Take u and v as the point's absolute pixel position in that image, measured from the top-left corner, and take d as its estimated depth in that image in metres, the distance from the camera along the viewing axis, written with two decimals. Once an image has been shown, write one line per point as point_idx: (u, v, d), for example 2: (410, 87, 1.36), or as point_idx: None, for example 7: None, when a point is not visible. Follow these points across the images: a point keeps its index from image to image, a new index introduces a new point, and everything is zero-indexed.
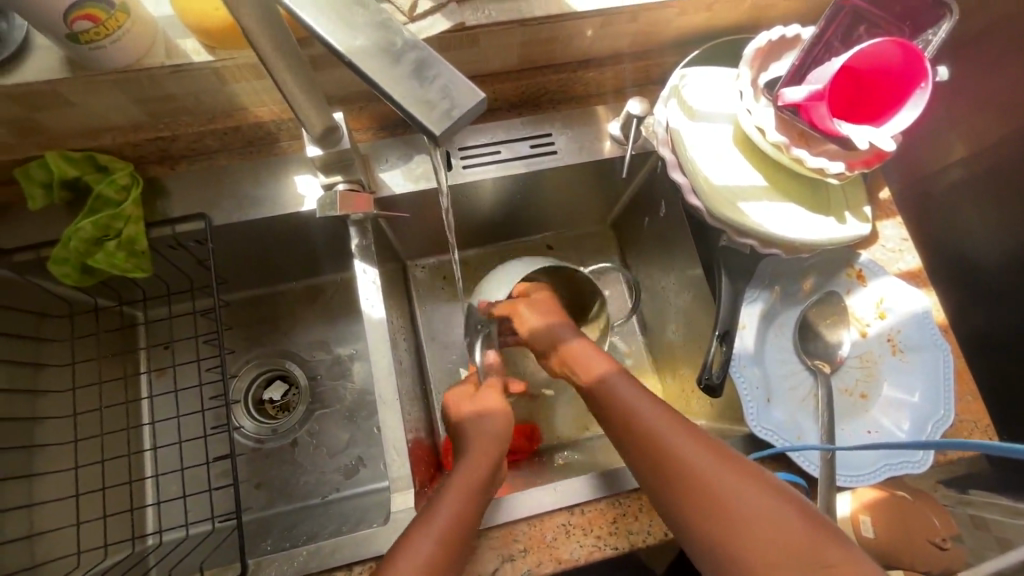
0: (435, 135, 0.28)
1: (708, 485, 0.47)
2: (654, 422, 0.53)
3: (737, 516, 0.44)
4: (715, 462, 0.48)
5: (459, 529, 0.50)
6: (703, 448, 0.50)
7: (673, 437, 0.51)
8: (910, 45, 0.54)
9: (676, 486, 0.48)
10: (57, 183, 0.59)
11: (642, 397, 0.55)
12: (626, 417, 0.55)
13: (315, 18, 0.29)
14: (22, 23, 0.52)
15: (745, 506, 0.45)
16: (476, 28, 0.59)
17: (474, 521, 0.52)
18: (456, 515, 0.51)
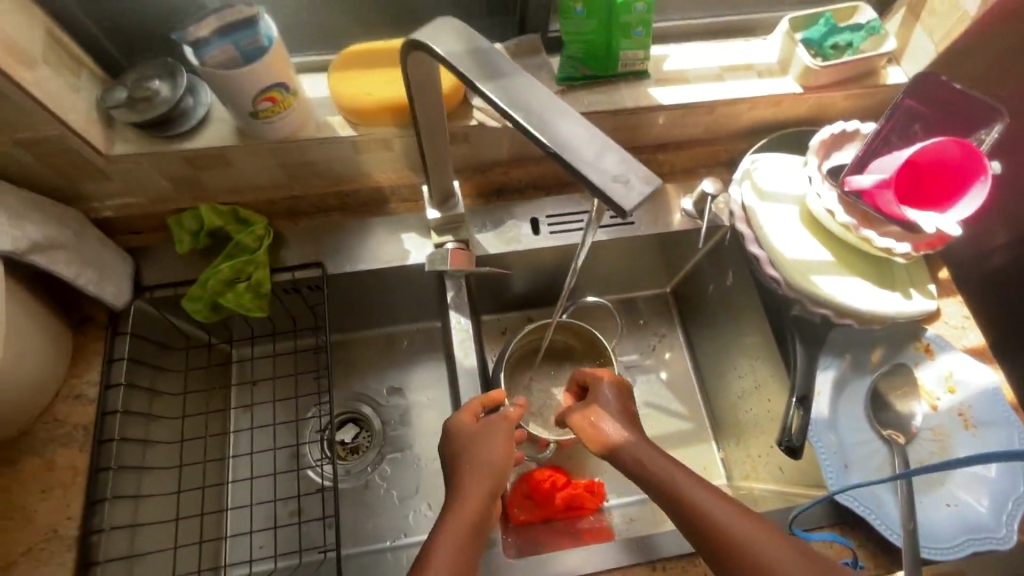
0: (624, 208, 0.32)
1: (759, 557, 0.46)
2: (689, 490, 0.51)
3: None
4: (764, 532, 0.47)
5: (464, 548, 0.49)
6: (751, 518, 0.49)
7: (714, 505, 0.50)
8: (969, 144, 0.60)
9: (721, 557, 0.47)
10: (205, 231, 0.68)
11: (662, 461, 0.54)
12: (651, 473, 0.54)
13: (525, 121, 0.34)
14: (206, 100, 0.63)
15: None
16: (575, 116, 0.68)
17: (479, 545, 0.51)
18: (463, 535, 0.50)
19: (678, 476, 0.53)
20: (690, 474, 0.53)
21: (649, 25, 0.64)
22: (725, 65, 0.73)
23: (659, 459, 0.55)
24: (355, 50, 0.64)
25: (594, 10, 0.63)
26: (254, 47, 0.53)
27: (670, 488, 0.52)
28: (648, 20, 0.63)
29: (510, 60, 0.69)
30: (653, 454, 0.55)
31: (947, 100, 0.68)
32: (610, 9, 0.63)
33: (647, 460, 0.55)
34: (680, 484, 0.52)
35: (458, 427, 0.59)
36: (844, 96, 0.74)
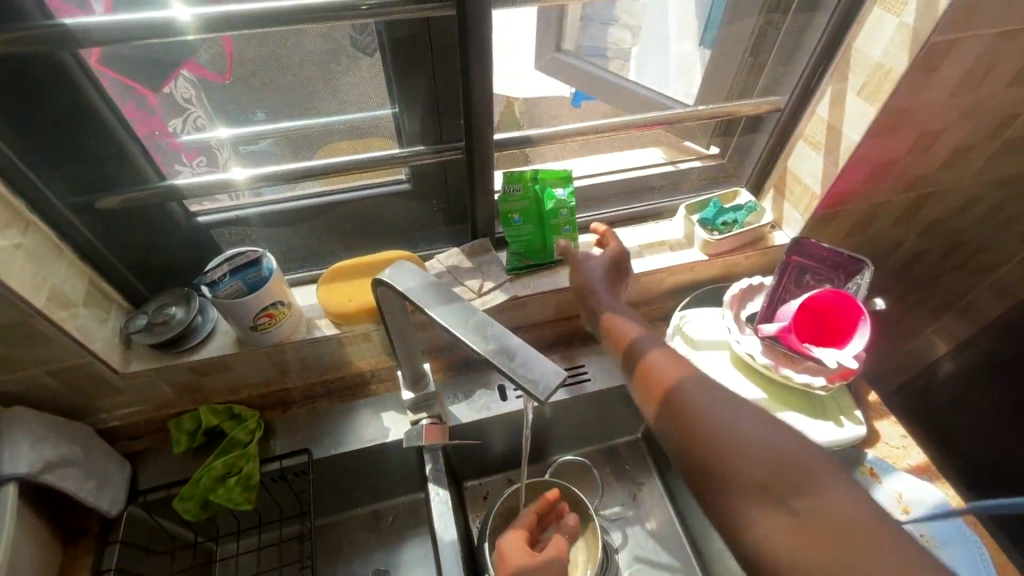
0: (539, 397, 0.39)
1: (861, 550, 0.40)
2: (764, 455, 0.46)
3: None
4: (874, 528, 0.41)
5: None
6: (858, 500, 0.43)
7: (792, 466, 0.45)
8: (842, 290, 0.73)
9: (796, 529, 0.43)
10: (201, 430, 0.75)
11: (725, 408, 0.50)
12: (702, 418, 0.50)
13: (463, 333, 0.44)
14: (214, 316, 0.75)
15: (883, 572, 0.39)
16: (525, 297, 0.81)
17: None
18: None
19: (778, 450, 0.47)
20: (788, 435, 0.48)
21: (573, 224, 0.82)
22: (642, 244, 0.90)
23: (750, 430, 0.48)
24: (339, 265, 0.79)
25: (528, 216, 0.80)
26: (257, 278, 0.67)
27: (754, 463, 0.46)
28: (571, 221, 0.81)
29: (466, 258, 0.84)
30: (739, 418, 0.49)
31: (824, 256, 0.83)
32: (540, 214, 0.80)
33: (728, 433, 0.48)
34: (772, 456, 0.46)
35: (514, 547, 0.66)
36: (744, 257, 0.90)
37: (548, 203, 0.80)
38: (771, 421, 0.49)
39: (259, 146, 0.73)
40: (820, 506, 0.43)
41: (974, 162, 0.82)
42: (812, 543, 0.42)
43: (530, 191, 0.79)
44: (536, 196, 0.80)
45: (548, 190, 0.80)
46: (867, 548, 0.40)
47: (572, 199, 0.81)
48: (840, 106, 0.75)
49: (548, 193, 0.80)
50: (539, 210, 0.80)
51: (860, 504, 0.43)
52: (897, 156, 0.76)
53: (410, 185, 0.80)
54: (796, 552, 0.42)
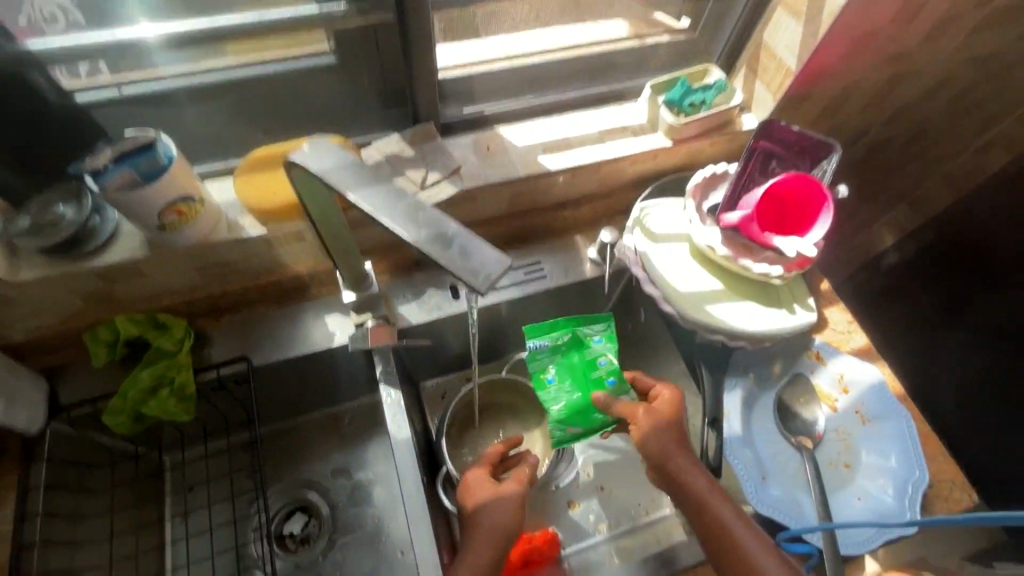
0: (479, 288, 0.35)
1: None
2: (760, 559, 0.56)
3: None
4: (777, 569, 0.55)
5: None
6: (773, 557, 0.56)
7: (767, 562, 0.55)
8: (808, 176, 0.70)
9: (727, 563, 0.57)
10: (121, 342, 0.68)
11: (726, 508, 0.59)
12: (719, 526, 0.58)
13: (391, 220, 0.38)
14: (114, 216, 0.65)
15: None
16: (474, 189, 0.74)
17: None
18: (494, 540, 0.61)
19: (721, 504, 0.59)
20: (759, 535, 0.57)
21: (619, 373, 0.72)
22: (604, 129, 0.82)
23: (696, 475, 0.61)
24: (258, 155, 0.68)
25: (565, 367, 0.73)
26: (154, 167, 0.56)
27: (703, 506, 0.59)
28: (608, 353, 0.73)
29: (408, 146, 0.75)
30: (724, 506, 0.59)
31: (791, 140, 0.79)
32: (579, 367, 0.73)
33: (714, 513, 0.58)
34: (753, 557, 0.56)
35: (475, 487, 0.67)
36: (710, 144, 0.84)
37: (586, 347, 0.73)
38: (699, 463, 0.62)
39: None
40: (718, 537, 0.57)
41: (958, 34, 0.75)
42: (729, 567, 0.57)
43: (559, 336, 0.73)
44: (568, 347, 0.74)
45: (582, 335, 0.73)
46: None
47: (609, 329, 0.74)
48: None
49: (581, 336, 0.73)
50: (577, 359, 0.73)
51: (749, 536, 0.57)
52: (879, 25, 0.69)
53: (336, 57, 0.68)
54: None
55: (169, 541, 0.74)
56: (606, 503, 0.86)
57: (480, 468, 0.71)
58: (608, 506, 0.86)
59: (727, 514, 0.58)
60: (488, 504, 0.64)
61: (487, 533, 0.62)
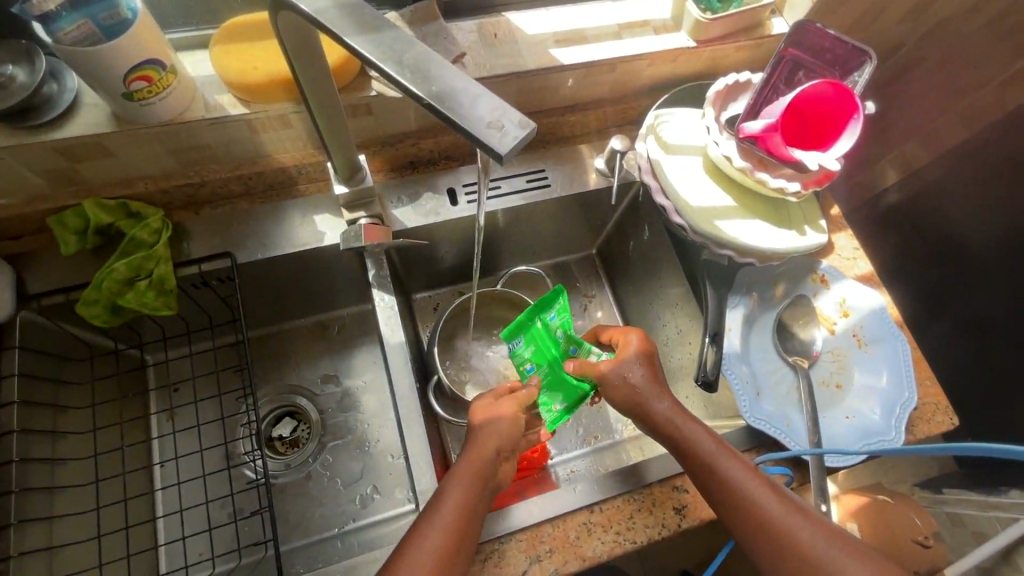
0: (500, 152, 0.30)
1: (778, 528, 0.50)
2: (742, 483, 0.53)
3: (806, 557, 0.48)
4: (780, 508, 0.51)
5: (458, 529, 0.51)
6: (774, 495, 0.52)
7: (745, 484, 0.53)
8: (841, 84, 0.64)
9: (715, 497, 0.54)
10: (91, 229, 0.63)
11: (703, 434, 0.57)
12: (695, 452, 0.56)
13: (396, 73, 0.32)
14: (73, 84, 0.57)
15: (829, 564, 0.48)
16: (478, 81, 0.67)
17: (474, 521, 0.52)
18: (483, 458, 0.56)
19: (697, 433, 0.57)
20: (737, 460, 0.54)
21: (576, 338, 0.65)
22: (623, 23, 0.74)
23: (681, 422, 0.58)
24: (235, 22, 0.60)
25: (536, 354, 0.70)
26: (116, 21, 0.48)
27: (679, 436, 0.57)
28: (568, 323, 0.66)
29: (406, 27, 0.67)
30: (700, 433, 0.57)
31: (823, 47, 0.73)
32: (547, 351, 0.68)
33: (688, 441, 0.56)
34: (732, 481, 0.53)
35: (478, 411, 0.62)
36: (734, 48, 0.77)
37: (547, 327, 0.68)
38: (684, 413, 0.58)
39: None
40: (716, 483, 0.54)
41: None
42: (733, 514, 0.52)
43: (526, 329, 0.70)
44: (533, 331, 0.70)
45: (540, 316, 0.68)
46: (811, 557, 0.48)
47: (563, 301, 0.66)
48: None
49: (541, 318, 0.68)
50: (545, 344, 0.68)
51: (744, 476, 0.53)
52: None
53: None
54: (769, 556, 0.50)
55: (155, 436, 0.73)
56: (593, 417, 0.87)
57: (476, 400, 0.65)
58: (595, 420, 0.87)
59: (704, 440, 0.56)
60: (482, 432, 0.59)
61: (477, 458, 0.56)
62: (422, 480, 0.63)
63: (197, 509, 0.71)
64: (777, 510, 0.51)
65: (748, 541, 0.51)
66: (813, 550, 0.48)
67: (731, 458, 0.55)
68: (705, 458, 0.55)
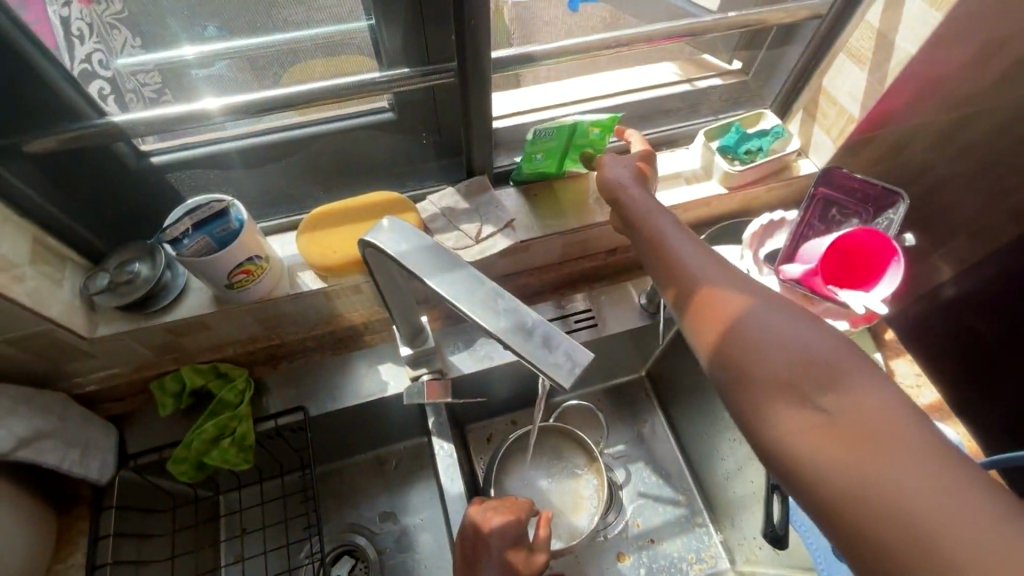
0: (563, 384, 0.34)
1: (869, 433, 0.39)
2: (818, 384, 0.42)
3: (881, 464, 0.38)
4: (865, 401, 0.40)
5: None
6: (857, 389, 0.41)
7: (820, 383, 0.42)
8: (875, 228, 0.66)
9: (773, 389, 0.43)
10: (187, 392, 0.70)
11: (783, 330, 0.45)
12: (763, 346, 0.45)
13: (470, 312, 0.37)
14: (184, 271, 0.67)
15: (917, 483, 0.36)
16: (529, 240, 0.74)
17: None
18: None
19: (777, 329, 0.45)
20: (824, 336, 0.44)
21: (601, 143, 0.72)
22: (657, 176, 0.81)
23: (773, 320, 0.46)
24: (320, 210, 0.70)
25: (553, 150, 0.72)
26: (227, 232, 0.58)
27: (751, 338, 0.45)
28: (593, 129, 0.69)
29: (462, 198, 0.76)
30: (780, 327, 0.45)
31: (853, 187, 0.76)
32: (565, 151, 0.72)
33: (761, 337, 0.45)
34: (803, 368, 0.43)
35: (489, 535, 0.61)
36: (766, 189, 0.82)
37: (580, 134, 0.70)
38: (801, 318, 0.46)
39: (217, 67, 0.62)
40: (854, 406, 0.40)
41: None
42: (842, 437, 0.40)
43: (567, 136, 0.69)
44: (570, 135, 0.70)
45: (584, 131, 0.69)
46: (891, 455, 0.38)
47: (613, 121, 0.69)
48: (895, 11, 0.64)
49: (583, 133, 0.69)
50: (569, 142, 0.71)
51: (891, 402, 0.40)
52: (948, 71, 0.65)
53: (396, 114, 0.69)
54: (822, 448, 0.40)
55: None
56: (658, 556, 0.83)
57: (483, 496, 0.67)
58: (658, 559, 0.83)
59: (778, 332, 0.45)
60: (489, 549, 0.61)
61: None
62: None
63: None
64: (936, 446, 0.38)
65: (907, 494, 0.36)
66: (896, 449, 0.38)
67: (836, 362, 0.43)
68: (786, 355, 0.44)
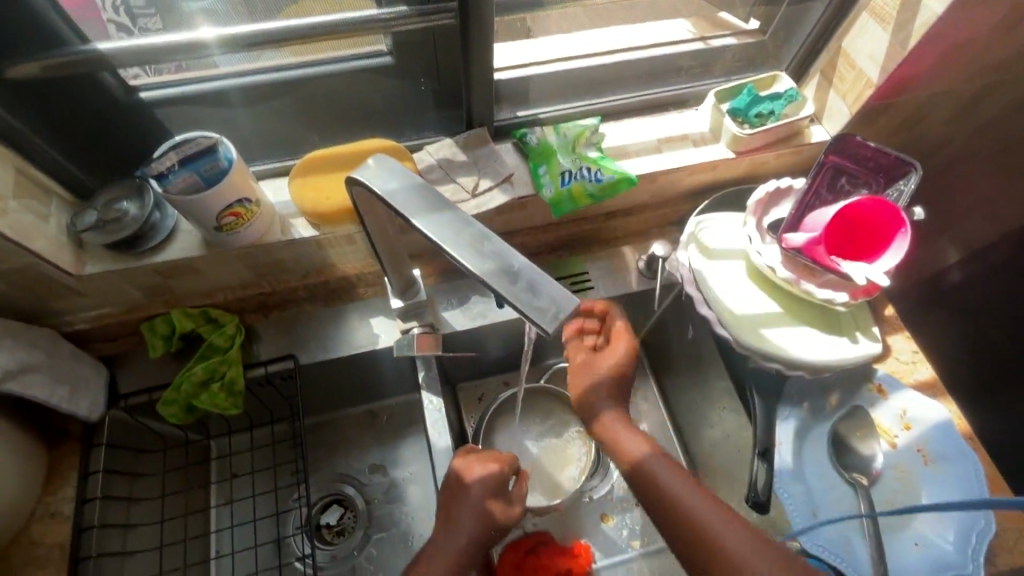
0: (548, 330, 0.33)
1: None
2: (712, 523, 0.51)
3: None
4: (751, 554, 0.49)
5: None
6: (739, 530, 0.50)
7: (715, 519, 0.52)
8: (883, 198, 0.65)
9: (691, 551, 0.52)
10: (177, 335, 0.70)
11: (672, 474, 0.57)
12: (666, 499, 0.55)
13: (455, 253, 0.36)
14: (173, 212, 0.66)
15: None
16: (526, 198, 0.72)
17: None
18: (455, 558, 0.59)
19: (683, 492, 0.55)
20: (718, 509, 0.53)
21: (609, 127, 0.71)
22: (663, 137, 0.79)
23: (687, 496, 0.54)
24: (312, 155, 0.68)
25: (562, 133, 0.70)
26: (215, 171, 0.56)
27: (660, 488, 0.56)
28: None
29: (460, 151, 0.73)
30: (674, 478, 0.56)
31: (865, 155, 0.74)
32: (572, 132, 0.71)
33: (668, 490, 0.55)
34: (709, 535, 0.51)
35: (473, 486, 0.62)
36: (774, 156, 0.79)
37: None
38: (692, 483, 0.55)
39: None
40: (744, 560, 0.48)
41: None
42: None
43: None
44: None
45: None
46: None
47: None
48: None
49: None
50: None
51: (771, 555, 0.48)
52: (974, 33, 0.62)
53: (393, 58, 0.67)
54: None
55: (215, 527, 0.77)
56: (642, 519, 0.84)
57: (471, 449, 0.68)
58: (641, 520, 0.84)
59: (677, 482, 0.56)
60: (466, 497, 0.61)
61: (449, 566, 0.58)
62: None
63: None
64: None
65: None
66: None
67: (733, 530, 0.51)
68: (683, 510, 0.53)
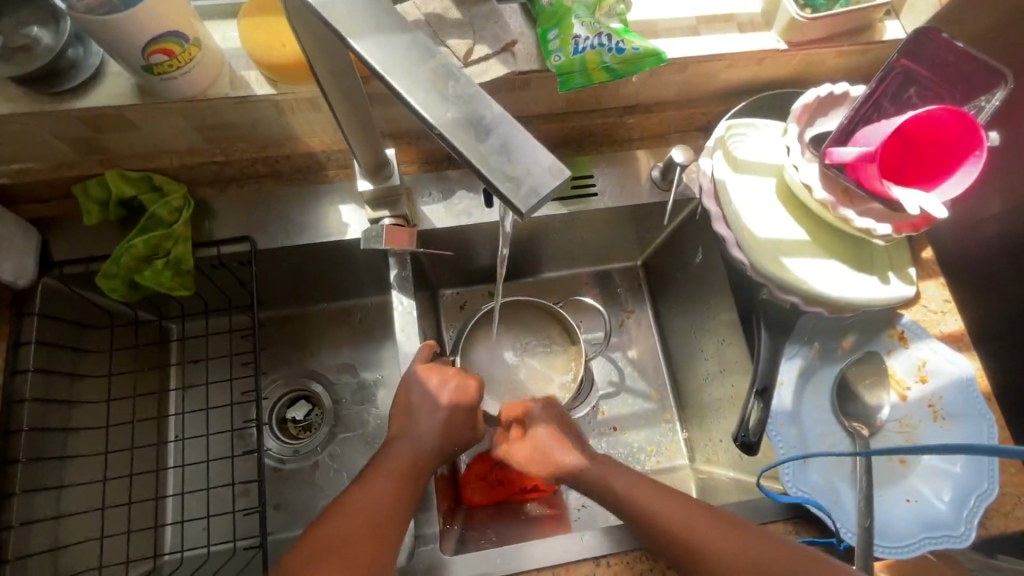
0: (521, 209, 0.26)
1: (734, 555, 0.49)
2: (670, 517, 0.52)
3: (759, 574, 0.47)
4: (712, 525, 0.51)
5: (387, 532, 0.49)
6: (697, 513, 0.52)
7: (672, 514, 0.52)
8: (962, 111, 0.53)
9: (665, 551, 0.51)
10: (114, 201, 0.61)
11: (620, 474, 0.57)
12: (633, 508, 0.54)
13: (411, 96, 0.28)
14: (99, 49, 0.54)
15: None
16: (529, 74, 0.60)
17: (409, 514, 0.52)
18: (411, 467, 0.54)
19: (643, 496, 0.54)
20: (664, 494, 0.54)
21: None
22: (703, 15, 0.65)
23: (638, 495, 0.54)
24: None
25: None
26: None
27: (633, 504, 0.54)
28: None
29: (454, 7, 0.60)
30: (624, 479, 0.56)
31: (945, 61, 0.60)
32: None
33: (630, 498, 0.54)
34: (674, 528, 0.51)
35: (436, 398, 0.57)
36: (833, 53, 0.66)
37: None
38: (636, 481, 0.56)
39: None
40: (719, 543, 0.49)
41: None
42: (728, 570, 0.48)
43: None
44: None
45: None
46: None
47: None
48: None
49: None
50: None
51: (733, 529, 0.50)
52: None
53: None
54: None
55: (170, 411, 0.73)
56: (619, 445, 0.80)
57: (435, 352, 0.63)
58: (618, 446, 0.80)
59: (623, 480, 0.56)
60: (426, 404, 0.58)
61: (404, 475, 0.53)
62: (427, 502, 0.60)
63: (200, 492, 0.70)
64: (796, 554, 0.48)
65: None
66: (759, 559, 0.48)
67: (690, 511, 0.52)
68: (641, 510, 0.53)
